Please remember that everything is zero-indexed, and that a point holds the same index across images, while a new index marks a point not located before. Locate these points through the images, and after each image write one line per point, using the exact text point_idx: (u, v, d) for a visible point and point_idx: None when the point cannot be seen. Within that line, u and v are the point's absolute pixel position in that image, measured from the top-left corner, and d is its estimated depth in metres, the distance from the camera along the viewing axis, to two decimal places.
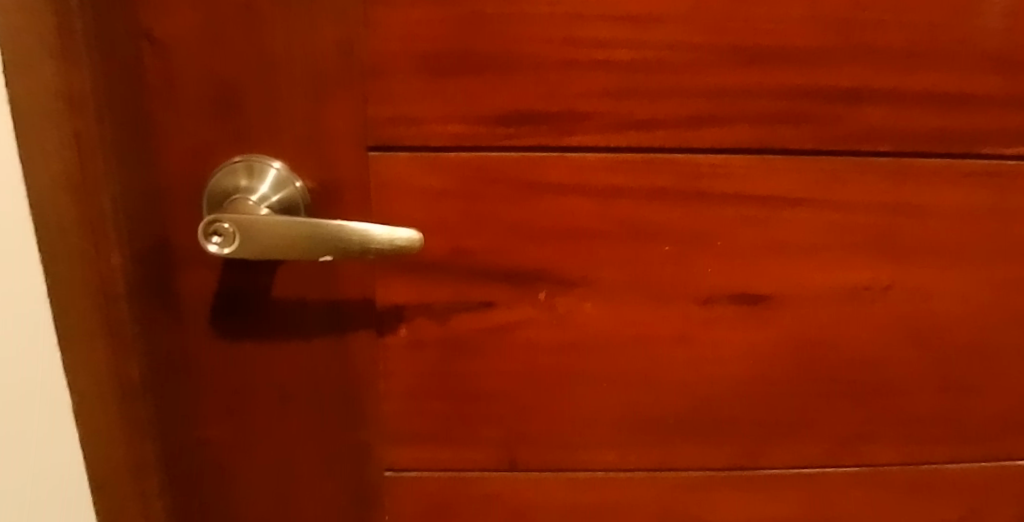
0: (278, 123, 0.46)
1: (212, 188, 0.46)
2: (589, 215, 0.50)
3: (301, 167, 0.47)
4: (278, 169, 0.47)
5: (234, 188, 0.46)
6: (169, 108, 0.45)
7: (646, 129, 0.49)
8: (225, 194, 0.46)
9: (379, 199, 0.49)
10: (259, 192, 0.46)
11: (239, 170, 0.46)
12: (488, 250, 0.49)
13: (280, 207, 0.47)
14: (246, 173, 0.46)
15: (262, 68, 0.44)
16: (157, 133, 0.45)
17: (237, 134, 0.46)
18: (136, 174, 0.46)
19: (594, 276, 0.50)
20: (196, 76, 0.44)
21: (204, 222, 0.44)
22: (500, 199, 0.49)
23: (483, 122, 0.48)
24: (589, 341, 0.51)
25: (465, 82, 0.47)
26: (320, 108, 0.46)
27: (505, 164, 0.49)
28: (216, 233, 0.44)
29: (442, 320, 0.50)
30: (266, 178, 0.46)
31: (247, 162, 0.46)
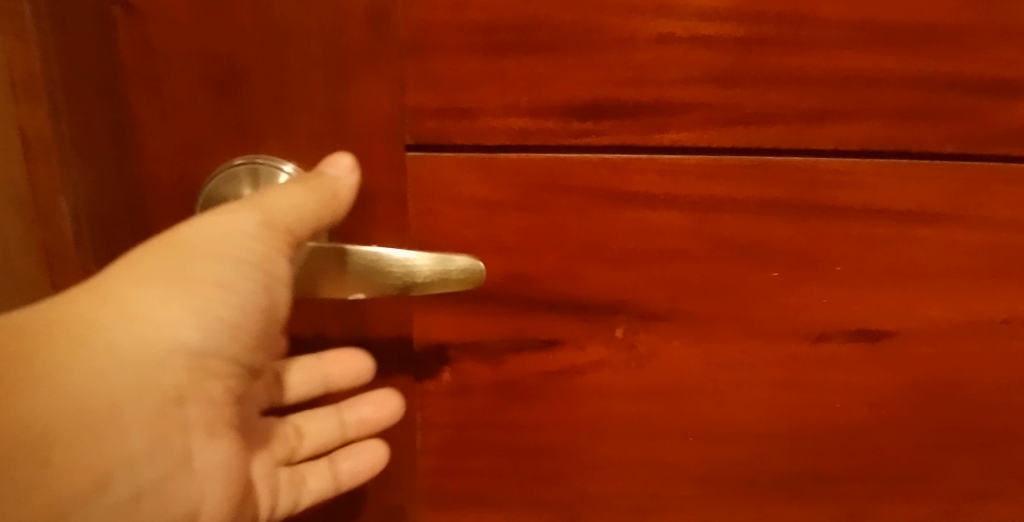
0: (292, 116, 0.36)
1: (207, 200, 0.36)
2: (681, 234, 0.40)
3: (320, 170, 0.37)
4: (290, 174, 0.37)
5: (235, 199, 0.36)
6: (149, 101, 0.34)
7: (755, 125, 0.39)
8: (225, 207, 0.36)
9: (420, 213, 0.38)
10: None
11: (241, 176, 0.36)
12: (554, 277, 0.39)
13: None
14: (250, 180, 0.36)
15: (268, 44, 0.34)
16: (135, 135, 0.35)
17: (238, 131, 0.35)
18: (107, 189, 0.36)
19: (683, 309, 0.40)
20: (182, 55, 0.34)
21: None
22: (570, 213, 0.39)
23: (551, 115, 0.37)
24: (674, 386, 0.41)
25: (529, 64, 0.36)
26: (344, 97, 0.36)
27: (579, 168, 0.38)
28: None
29: (494, 362, 0.40)
30: (279, 188, 0.37)
31: (251, 166, 0.36)
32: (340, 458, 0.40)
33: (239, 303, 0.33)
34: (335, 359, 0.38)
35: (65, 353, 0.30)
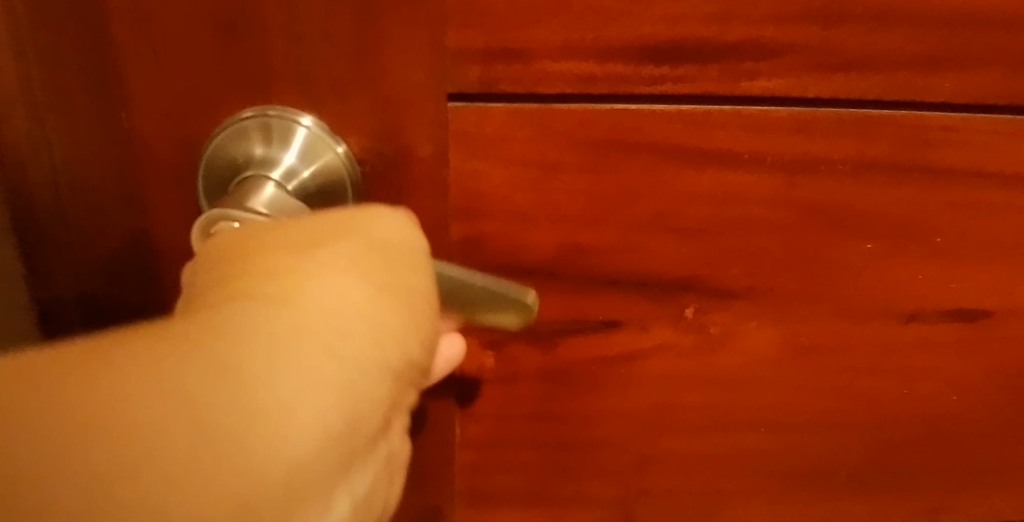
0: (313, 57, 0.30)
1: (212, 161, 0.30)
2: (765, 200, 0.34)
3: (347, 124, 0.31)
4: (308, 128, 0.30)
5: (245, 159, 0.30)
6: (138, 42, 0.28)
7: (859, 72, 0.33)
8: (234, 170, 0.31)
9: (460, 175, 0.32)
10: (283, 164, 0.31)
11: (251, 130, 0.30)
12: (618, 250, 0.34)
13: (317, 192, 0.31)
14: (261, 136, 0.30)
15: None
16: (122, 87, 0.29)
17: (248, 76, 0.30)
18: (87, 159, 0.31)
19: (763, 286, 0.35)
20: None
21: (207, 218, 0.26)
22: (640, 177, 0.33)
23: (620, 57, 0.31)
24: (747, 373, 0.36)
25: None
26: (375, 33, 0.29)
27: (651, 122, 0.32)
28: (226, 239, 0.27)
29: (545, 347, 0.35)
30: (296, 144, 0.31)
31: (262, 119, 0.30)
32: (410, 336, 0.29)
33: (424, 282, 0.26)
34: None
35: (253, 318, 0.21)
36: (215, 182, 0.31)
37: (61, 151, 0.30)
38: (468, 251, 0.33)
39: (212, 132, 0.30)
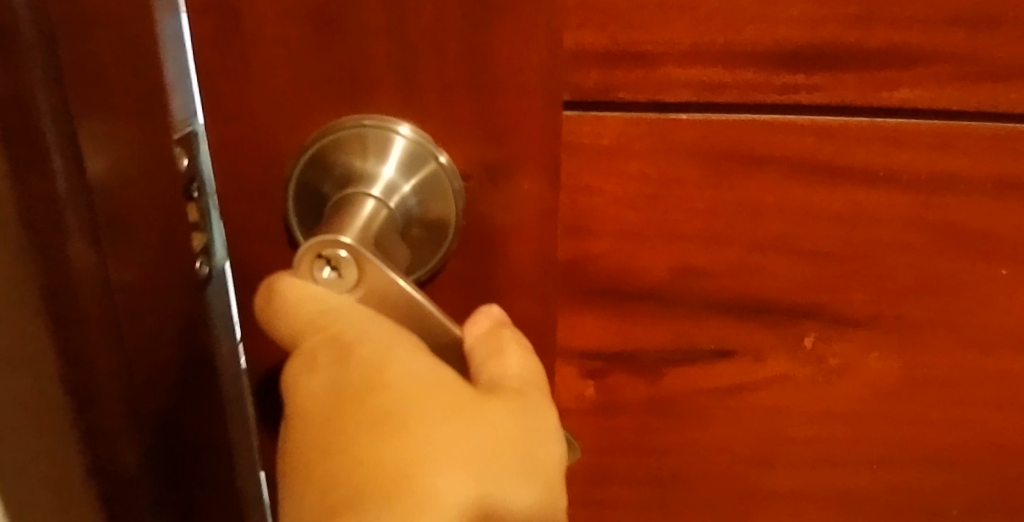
0: (413, 59, 0.27)
1: (307, 169, 0.28)
2: (898, 220, 0.31)
3: (450, 136, 0.28)
4: (406, 137, 0.28)
5: (344, 174, 0.28)
6: (228, 41, 0.26)
7: (1013, 80, 0.29)
8: (330, 183, 0.28)
9: (570, 191, 0.30)
10: (382, 179, 0.28)
11: (348, 143, 0.28)
12: (736, 275, 0.31)
13: (417, 209, 0.28)
14: (359, 148, 0.28)
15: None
16: (207, 90, 0.27)
17: (344, 81, 0.27)
18: (121, 192, 0.27)
19: (888, 314, 0.32)
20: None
21: (317, 240, 0.24)
22: (764, 195, 0.30)
23: (750, 63, 0.28)
24: (865, 407, 0.34)
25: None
26: (480, 34, 0.26)
27: (780, 134, 0.29)
28: (330, 265, 0.24)
29: (650, 375, 0.33)
30: (394, 156, 0.28)
31: (358, 130, 0.27)
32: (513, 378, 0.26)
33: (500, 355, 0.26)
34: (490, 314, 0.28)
35: (381, 440, 0.20)
36: (309, 195, 0.28)
37: (101, 189, 0.27)
38: (575, 271, 0.31)
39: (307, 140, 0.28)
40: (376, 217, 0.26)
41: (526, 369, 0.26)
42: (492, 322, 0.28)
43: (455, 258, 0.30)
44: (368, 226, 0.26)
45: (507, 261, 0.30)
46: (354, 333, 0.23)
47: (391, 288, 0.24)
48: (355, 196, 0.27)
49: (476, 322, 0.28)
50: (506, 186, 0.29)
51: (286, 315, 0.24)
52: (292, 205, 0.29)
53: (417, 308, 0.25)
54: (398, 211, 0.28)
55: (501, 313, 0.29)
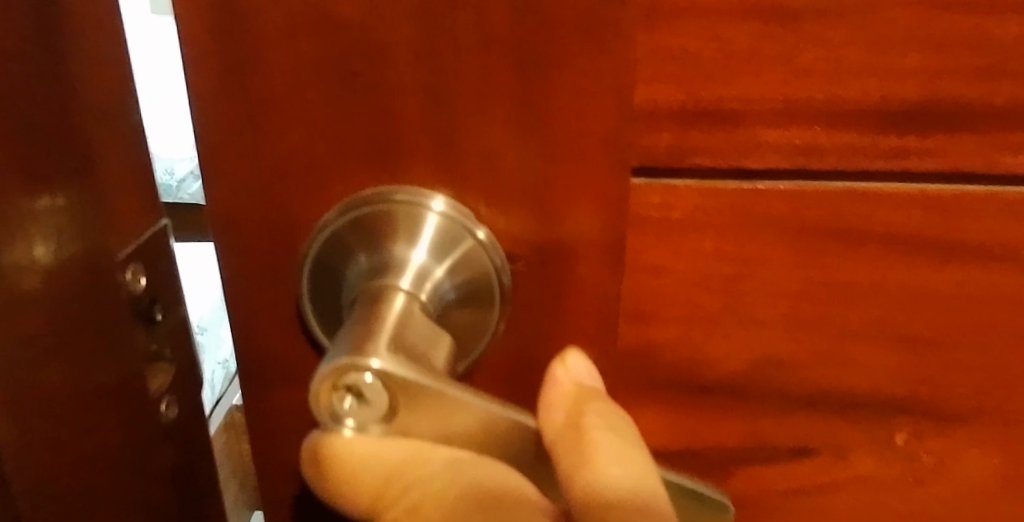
0: (451, 118, 0.23)
1: (324, 251, 0.25)
2: (1015, 306, 0.26)
3: (496, 211, 0.24)
4: (439, 215, 0.24)
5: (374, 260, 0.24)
6: (239, 92, 0.23)
7: None
8: (352, 267, 0.25)
9: (635, 271, 0.25)
10: (414, 263, 0.24)
11: (375, 222, 0.24)
12: (818, 364, 0.27)
13: (453, 292, 0.25)
14: (388, 228, 0.24)
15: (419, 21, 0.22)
16: (215, 153, 0.24)
17: (370, 149, 0.24)
18: (30, 325, 0.19)
19: (996, 411, 0.28)
20: (296, 28, 0.22)
21: (333, 367, 0.19)
22: (856, 276, 0.26)
23: (853, 126, 0.24)
24: (960, 511, 0.29)
25: (822, 40, 0.23)
26: (531, 89, 0.22)
27: (880, 206, 0.25)
28: (352, 393, 0.20)
29: (716, 477, 0.28)
30: (421, 233, 0.24)
31: (386, 208, 0.24)
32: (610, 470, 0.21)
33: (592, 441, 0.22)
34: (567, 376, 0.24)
35: None
36: (333, 278, 0.25)
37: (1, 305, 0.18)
38: (637, 362, 0.27)
39: (321, 218, 0.25)
40: (404, 312, 0.22)
41: (623, 470, 0.21)
42: (567, 395, 0.23)
43: (496, 345, 0.26)
44: (396, 328, 0.21)
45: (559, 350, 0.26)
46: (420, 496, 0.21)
47: (428, 404, 0.20)
48: (383, 291, 0.23)
49: (548, 398, 0.23)
50: (559, 268, 0.25)
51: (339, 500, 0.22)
52: (310, 288, 0.25)
53: (468, 409, 0.21)
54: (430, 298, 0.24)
55: (581, 365, 0.24)
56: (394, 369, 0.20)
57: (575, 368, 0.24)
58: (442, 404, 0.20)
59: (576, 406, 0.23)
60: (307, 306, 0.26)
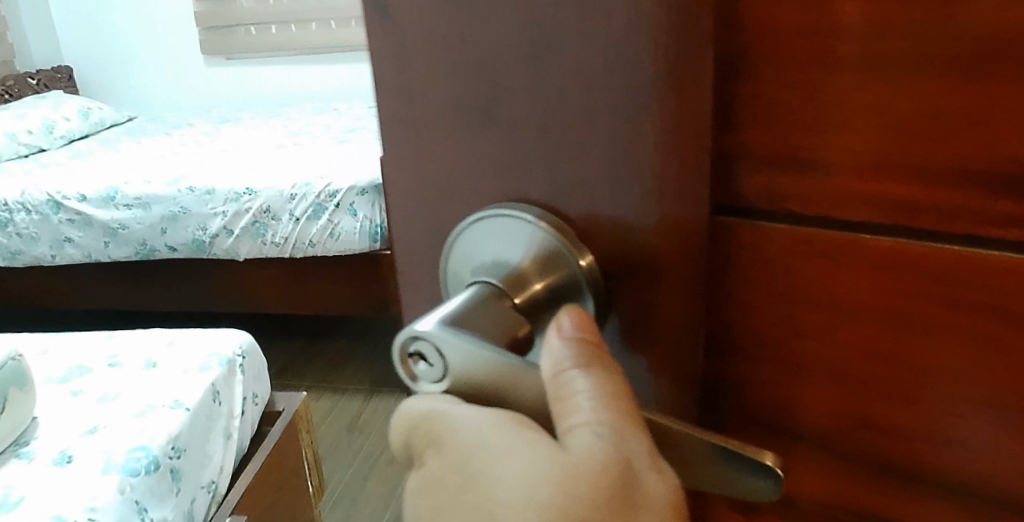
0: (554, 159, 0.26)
1: (455, 257, 0.29)
2: None
3: (596, 230, 0.26)
4: (538, 229, 0.27)
5: (490, 260, 0.28)
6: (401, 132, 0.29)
7: None
8: (472, 269, 0.29)
9: (726, 298, 0.26)
10: (516, 267, 0.27)
11: (491, 229, 0.28)
12: (919, 443, 0.25)
13: (547, 296, 0.27)
14: (500, 235, 0.28)
15: (533, 51, 0.25)
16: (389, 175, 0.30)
17: (497, 162, 0.27)
18: None
19: None
20: (441, 55, 0.27)
21: (403, 335, 0.24)
22: (965, 356, 0.23)
23: (960, 187, 0.22)
24: None
25: (933, 92, 0.21)
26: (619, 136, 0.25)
27: (999, 281, 0.22)
28: (421, 358, 0.25)
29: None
30: (518, 241, 0.27)
31: (498, 219, 0.28)
32: (586, 413, 0.22)
33: (573, 396, 0.23)
34: (555, 338, 0.24)
35: None
36: (462, 273, 0.30)
37: None
38: (728, 390, 0.27)
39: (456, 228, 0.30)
40: (482, 300, 0.26)
41: (613, 415, 0.22)
42: (554, 353, 0.24)
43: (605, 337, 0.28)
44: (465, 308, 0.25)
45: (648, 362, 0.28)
46: (454, 425, 0.23)
47: (467, 362, 0.24)
48: (480, 287, 0.27)
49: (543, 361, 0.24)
50: (650, 287, 0.26)
51: (389, 440, 0.25)
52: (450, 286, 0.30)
53: (498, 367, 0.24)
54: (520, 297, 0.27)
55: (566, 326, 0.24)
56: (441, 332, 0.24)
57: (565, 339, 0.24)
58: (483, 371, 0.24)
59: (559, 360, 0.23)
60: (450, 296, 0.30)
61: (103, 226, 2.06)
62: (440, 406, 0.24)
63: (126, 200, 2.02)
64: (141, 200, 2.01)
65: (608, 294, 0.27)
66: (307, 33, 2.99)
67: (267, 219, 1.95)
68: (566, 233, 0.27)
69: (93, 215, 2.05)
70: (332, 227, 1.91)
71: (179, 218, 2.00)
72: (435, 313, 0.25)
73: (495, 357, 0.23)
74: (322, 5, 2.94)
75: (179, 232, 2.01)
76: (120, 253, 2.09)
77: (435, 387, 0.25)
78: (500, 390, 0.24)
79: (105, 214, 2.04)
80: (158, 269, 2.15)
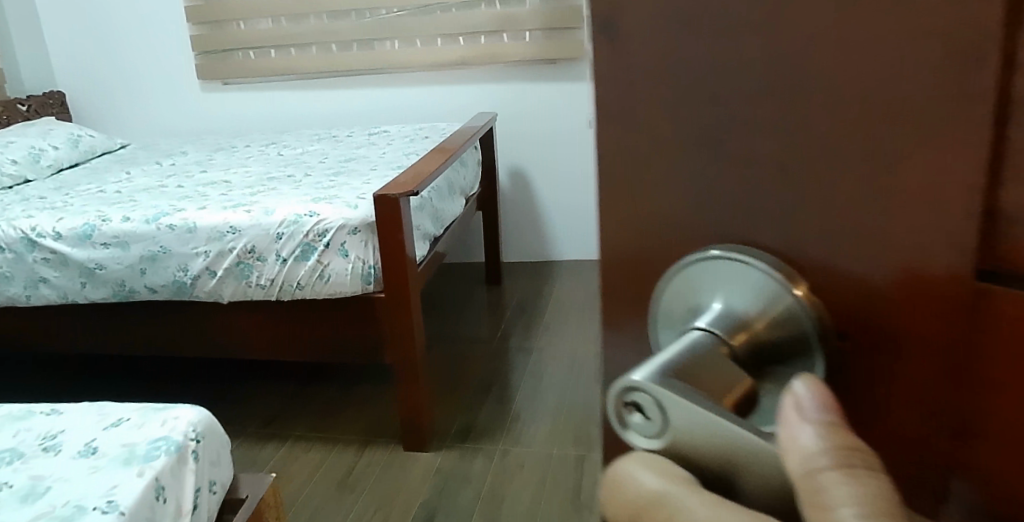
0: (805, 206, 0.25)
1: (667, 297, 0.29)
2: None
3: (833, 283, 0.25)
4: (765, 279, 0.26)
5: (703, 307, 0.28)
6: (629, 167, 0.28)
7: None
8: (687, 312, 0.29)
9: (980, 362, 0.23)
10: (736, 314, 0.27)
11: (707, 277, 0.27)
12: None
13: (767, 345, 0.27)
14: (717, 283, 0.27)
15: (783, 82, 0.24)
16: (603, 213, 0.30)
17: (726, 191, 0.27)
18: None
19: None
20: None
21: (620, 387, 0.25)
22: None
23: None
24: None
25: None
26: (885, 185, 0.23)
27: None
28: (637, 410, 0.25)
29: None
30: (743, 287, 0.27)
31: (716, 266, 0.27)
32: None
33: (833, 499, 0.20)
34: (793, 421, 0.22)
35: None
36: (671, 316, 0.29)
37: None
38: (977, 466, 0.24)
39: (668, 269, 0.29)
40: (705, 350, 0.26)
41: None
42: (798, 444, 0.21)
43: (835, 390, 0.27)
44: (686, 355, 0.26)
45: (871, 429, 0.26)
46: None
47: (687, 422, 0.24)
48: (701, 332, 0.27)
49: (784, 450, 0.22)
50: (886, 352, 0.25)
51: (608, 506, 0.25)
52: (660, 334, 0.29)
53: (721, 432, 0.24)
54: (742, 344, 0.27)
55: (808, 407, 0.22)
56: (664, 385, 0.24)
57: (810, 447, 0.21)
58: (708, 430, 0.24)
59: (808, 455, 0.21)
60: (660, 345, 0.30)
61: (79, 265, 1.95)
62: (671, 490, 0.23)
63: (104, 238, 1.93)
64: (118, 239, 1.92)
65: (837, 355, 0.26)
66: (312, 60, 2.97)
67: (252, 259, 1.86)
68: (798, 285, 0.26)
69: (69, 254, 1.94)
70: (321, 268, 1.83)
71: (158, 258, 1.90)
72: (652, 364, 0.25)
73: (715, 418, 0.24)
74: (323, 33, 2.91)
75: (159, 273, 1.91)
76: (97, 294, 1.99)
77: (644, 441, 0.25)
78: (720, 460, 0.24)
79: (81, 253, 1.94)
80: (134, 311, 2.04)
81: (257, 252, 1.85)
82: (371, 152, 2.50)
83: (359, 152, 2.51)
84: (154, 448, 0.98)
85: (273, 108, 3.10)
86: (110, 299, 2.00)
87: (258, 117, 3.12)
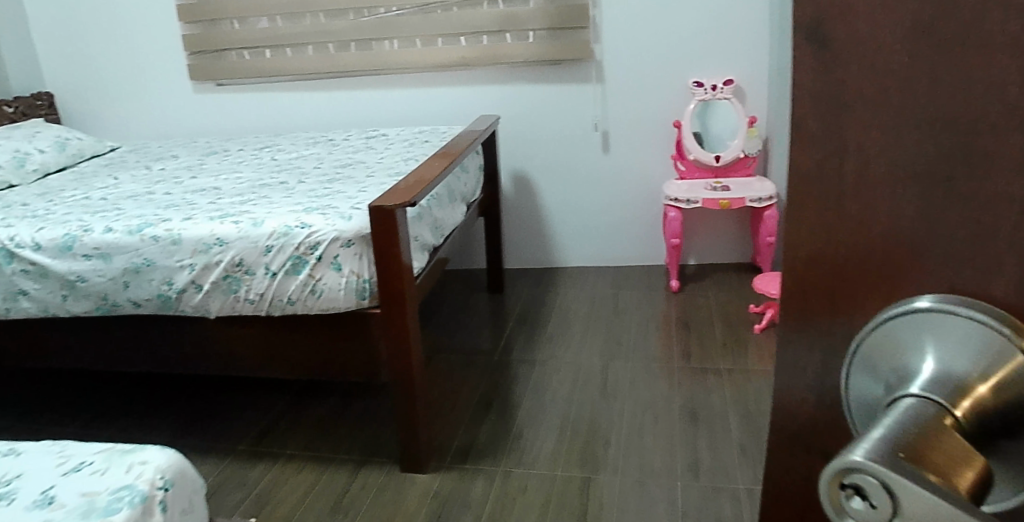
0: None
1: (869, 346, 0.28)
2: None
3: None
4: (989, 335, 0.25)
5: (913, 365, 0.26)
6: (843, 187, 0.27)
7: None
8: (891, 367, 0.27)
9: None
10: (957, 376, 0.25)
11: (921, 329, 0.26)
12: None
13: (995, 411, 0.25)
14: (931, 337, 0.26)
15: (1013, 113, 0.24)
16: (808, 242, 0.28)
17: (939, 249, 0.26)
18: None
19: None
20: (898, 74, 0.25)
21: (843, 464, 0.21)
22: None
23: None
24: None
25: None
26: None
27: None
28: (861, 494, 0.21)
29: None
30: (963, 348, 0.25)
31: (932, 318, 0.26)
32: None
33: None
34: None
35: None
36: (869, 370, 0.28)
37: None
38: None
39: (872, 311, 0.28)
40: (933, 414, 0.24)
41: None
42: None
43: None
44: (913, 422, 0.23)
45: None
46: None
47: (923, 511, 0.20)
48: (920, 397, 0.25)
49: None
50: None
51: None
52: (850, 383, 0.29)
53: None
54: (970, 410, 0.25)
55: None
56: (896, 469, 0.21)
57: None
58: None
59: None
60: (849, 401, 0.29)
61: (60, 278, 1.85)
62: None
63: (85, 250, 1.83)
64: (99, 250, 1.82)
65: None
66: (307, 60, 2.87)
67: (240, 273, 1.76)
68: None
69: (49, 266, 1.85)
70: (312, 282, 1.73)
71: (141, 271, 1.80)
72: (875, 439, 0.22)
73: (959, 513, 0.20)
74: (320, 33, 2.81)
75: (143, 287, 1.82)
76: (79, 308, 1.89)
77: None
78: None
79: (62, 265, 1.85)
80: (118, 325, 1.94)
81: (245, 265, 1.75)
82: (369, 156, 2.41)
83: (356, 157, 2.41)
84: (115, 500, 0.88)
85: (269, 109, 3.00)
86: (92, 314, 1.90)
87: (254, 118, 3.03)
